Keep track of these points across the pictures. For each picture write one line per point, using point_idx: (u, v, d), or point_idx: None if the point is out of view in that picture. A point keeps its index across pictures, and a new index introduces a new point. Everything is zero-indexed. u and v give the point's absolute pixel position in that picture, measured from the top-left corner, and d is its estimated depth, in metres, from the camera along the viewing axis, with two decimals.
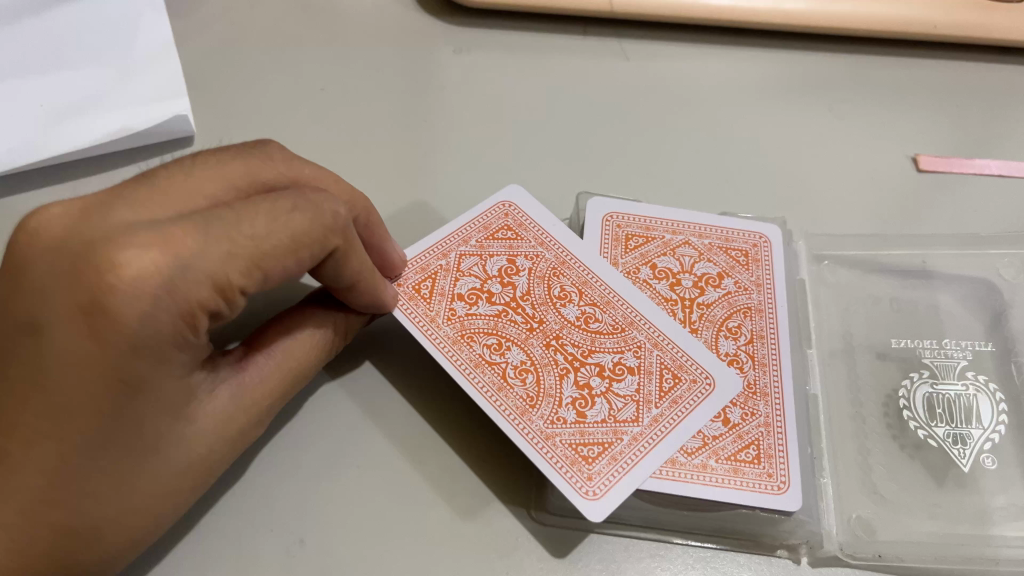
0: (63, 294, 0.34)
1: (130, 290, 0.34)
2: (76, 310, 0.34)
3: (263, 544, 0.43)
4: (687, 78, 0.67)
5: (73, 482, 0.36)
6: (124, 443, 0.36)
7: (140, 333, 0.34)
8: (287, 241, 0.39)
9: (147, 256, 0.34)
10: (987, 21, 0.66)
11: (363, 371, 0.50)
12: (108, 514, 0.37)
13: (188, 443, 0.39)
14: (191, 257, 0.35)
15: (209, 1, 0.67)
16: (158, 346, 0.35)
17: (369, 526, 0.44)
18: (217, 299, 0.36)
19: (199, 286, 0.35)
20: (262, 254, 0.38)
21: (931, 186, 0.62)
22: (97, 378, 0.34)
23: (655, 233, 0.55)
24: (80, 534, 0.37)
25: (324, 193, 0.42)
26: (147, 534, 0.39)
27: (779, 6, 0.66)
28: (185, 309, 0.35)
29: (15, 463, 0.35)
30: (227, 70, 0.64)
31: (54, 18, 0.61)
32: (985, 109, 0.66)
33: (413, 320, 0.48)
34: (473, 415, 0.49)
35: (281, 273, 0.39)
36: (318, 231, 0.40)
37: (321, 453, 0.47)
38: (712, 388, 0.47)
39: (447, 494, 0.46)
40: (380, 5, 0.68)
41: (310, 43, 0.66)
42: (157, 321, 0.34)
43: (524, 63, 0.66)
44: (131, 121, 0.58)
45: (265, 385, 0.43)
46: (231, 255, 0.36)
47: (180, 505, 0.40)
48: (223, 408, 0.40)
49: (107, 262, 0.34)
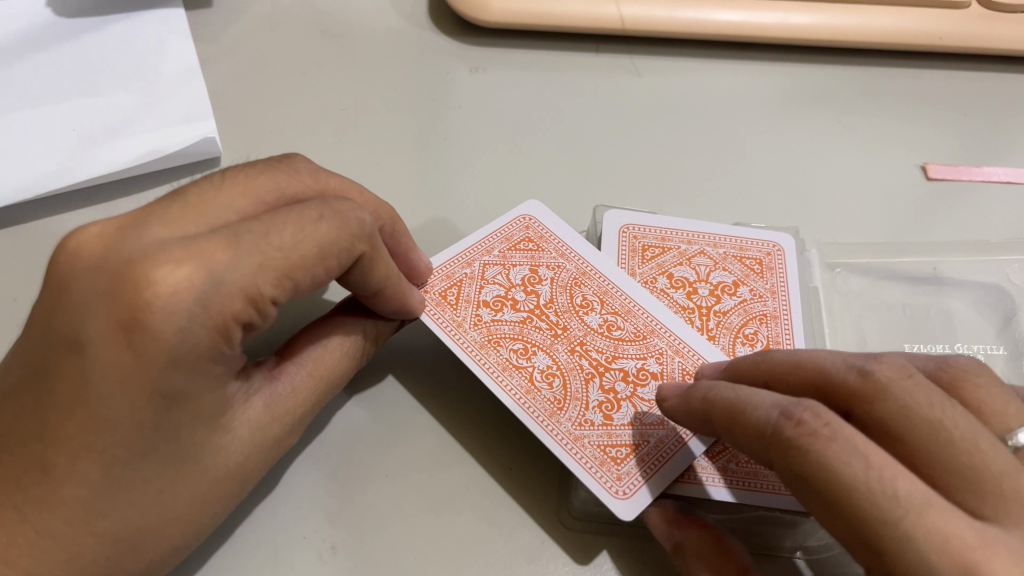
0: (103, 311, 0.36)
1: (167, 304, 0.35)
2: (115, 326, 0.35)
3: (295, 551, 0.45)
4: (698, 93, 0.68)
5: (116, 492, 0.37)
6: (162, 454, 0.38)
7: (178, 348, 0.35)
8: (314, 251, 0.40)
9: (181, 271, 0.35)
10: (991, 31, 0.67)
11: (389, 382, 0.52)
12: (150, 522, 0.38)
13: (223, 453, 0.40)
14: (224, 270, 0.36)
15: (233, 27, 0.70)
16: (195, 359, 0.36)
17: (398, 531, 0.45)
18: (250, 309, 0.38)
19: (232, 297, 0.37)
20: (291, 265, 0.39)
21: (940, 193, 0.63)
22: (139, 391, 0.35)
23: (671, 244, 0.57)
24: (124, 541, 0.38)
25: (349, 203, 0.43)
26: (187, 541, 0.41)
27: (786, 20, 0.67)
28: (220, 322, 0.36)
29: (59, 474, 0.36)
30: (251, 92, 0.66)
31: (86, 45, 0.63)
32: (991, 118, 0.67)
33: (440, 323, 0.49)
34: (496, 424, 0.50)
35: (311, 281, 0.41)
36: (346, 238, 0.42)
37: (352, 462, 0.48)
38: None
39: (473, 500, 0.47)
40: (397, 27, 0.70)
41: (331, 65, 0.68)
42: (193, 334, 0.35)
43: (539, 80, 0.68)
44: (161, 146, 0.60)
45: (299, 392, 0.44)
46: (261, 267, 0.38)
47: (218, 512, 0.41)
48: (257, 418, 0.42)
49: (144, 279, 0.35)
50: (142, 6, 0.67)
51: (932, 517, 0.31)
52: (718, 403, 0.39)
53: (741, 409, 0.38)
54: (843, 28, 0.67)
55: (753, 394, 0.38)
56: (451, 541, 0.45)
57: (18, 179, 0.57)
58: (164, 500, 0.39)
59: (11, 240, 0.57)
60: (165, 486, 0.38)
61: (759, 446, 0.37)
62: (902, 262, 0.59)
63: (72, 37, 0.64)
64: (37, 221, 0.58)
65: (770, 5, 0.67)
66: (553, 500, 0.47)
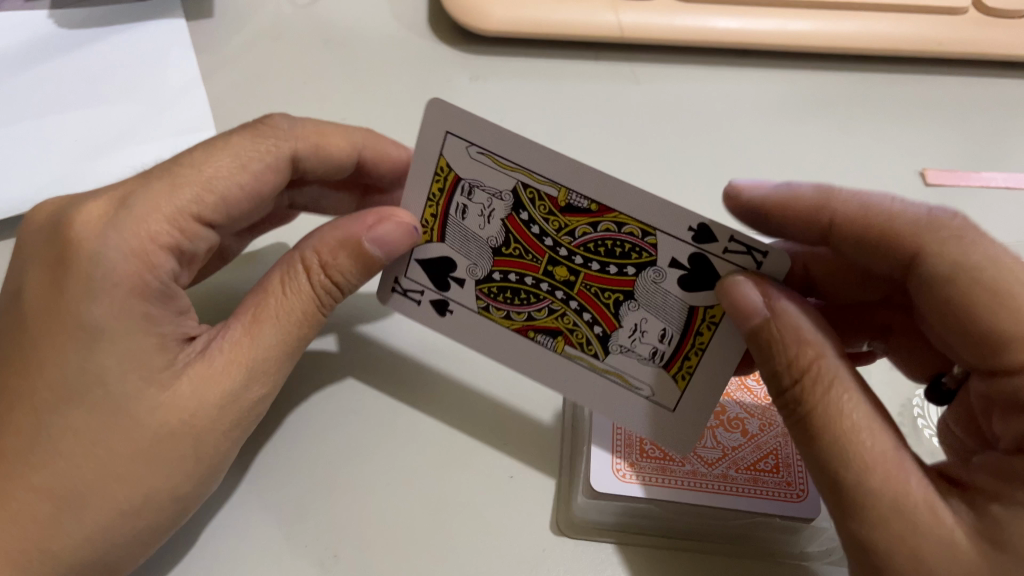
0: (48, 261, 0.44)
1: (88, 236, 0.43)
2: (53, 267, 0.43)
3: (274, 548, 0.47)
4: (697, 99, 0.68)
5: (55, 437, 0.41)
6: (92, 403, 0.41)
7: (95, 269, 0.42)
8: (230, 163, 0.47)
9: (98, 211, 0.44)
10: (990, 37, 0.67)
11: (392, 395, 0.53)
12: (90, 480, 0.41)
13: (160, 412, 0.42)
14: (138, 200, 0.44)
15: (235, 35, 0.70)
16: (114, 282, 0.42)
17: (397, 538, 0.47)
18: (171, 229, 0.44)
19: (149, 218, 0.44)
20: (211, 181, 0.46)
21: (940, 198, 0.63)
22: (64, 328, 0.42)
23: None
24: (64, 498, 0.40)
25: (271, 114, 0.51)
26: (164, 520, 0.43)
27: (785, 27, 0.67)
28: (137, 248, 0.43)
29: (15, 417, 0.41)
30: (251, 101, 0.66)
31: (90, 55, 0.64)
32: (989, 123, 0.67)
33: (501, 171, 0.45)
34: (481, 433, 0.52)
35: (240, 191, 0.47)
36: (263, 138, 0.49)
37: (355, 472, 0.50)
38: (670, 414, 0.48)
39: (444, 502, 0.49)
40: (397, 35, 0.70)
41: (333, 73, 0.68)
42: (111, 261, 0.42)
43: (538, 89, 0.68)
44: (156, 157, 0.60)
45: (244, 338, 0.46)
46: (174, 189, 0.45)
47: (184, 492, 0.44)
48: (200, 377, 0.44)
49: (69, 225, 0.44)
50: (143, 17, 0.67)
51: None
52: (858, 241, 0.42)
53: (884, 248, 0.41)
54: (842, 34, 0.67)
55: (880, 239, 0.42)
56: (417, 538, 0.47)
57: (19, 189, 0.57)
58: (117, 473, 0.41)
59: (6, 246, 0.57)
60: (121, 458, 0.41)
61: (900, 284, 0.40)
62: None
63: (75, 49, 0.64)
64: None
65: (770, 11, 0.67)
66: (553, 499, 0.49)
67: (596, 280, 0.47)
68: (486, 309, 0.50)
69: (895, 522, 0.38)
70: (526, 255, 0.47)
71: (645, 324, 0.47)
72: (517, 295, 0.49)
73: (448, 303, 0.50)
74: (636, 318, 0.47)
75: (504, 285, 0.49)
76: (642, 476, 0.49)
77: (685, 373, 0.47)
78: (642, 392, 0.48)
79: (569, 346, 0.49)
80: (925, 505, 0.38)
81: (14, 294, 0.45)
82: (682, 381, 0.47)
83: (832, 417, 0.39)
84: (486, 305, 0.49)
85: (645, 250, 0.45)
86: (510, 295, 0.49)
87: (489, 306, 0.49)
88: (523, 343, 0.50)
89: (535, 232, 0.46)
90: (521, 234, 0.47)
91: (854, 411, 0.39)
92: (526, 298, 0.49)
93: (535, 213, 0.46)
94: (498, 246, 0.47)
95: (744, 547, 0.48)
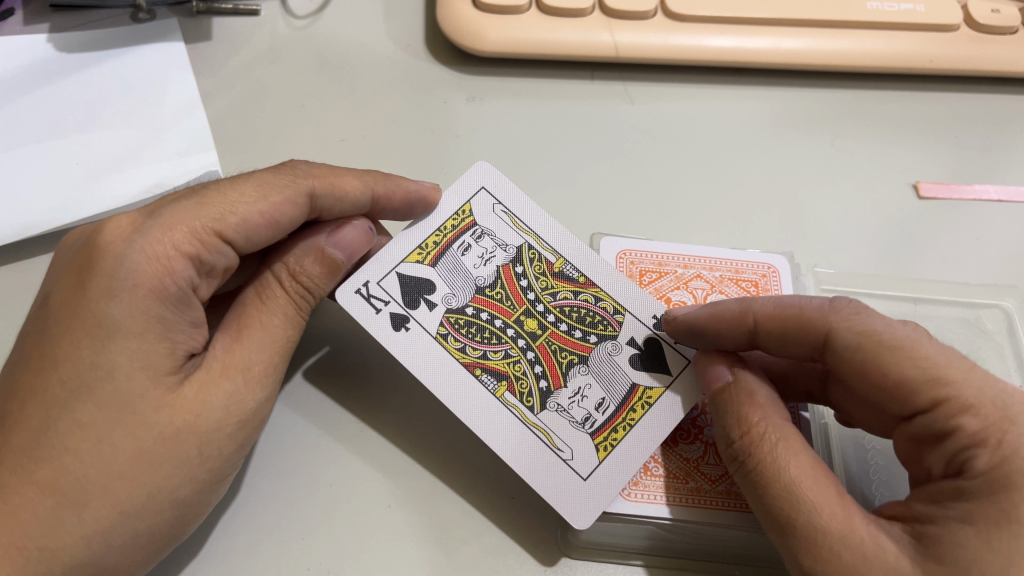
0: (75, 267, 0.45)
1: (113, 240, 0.44)
2: (77, 272, 0.44)
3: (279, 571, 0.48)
4: (691, 118, 0.69)
5: (60, 437, 0.41)
6: (101, 398, 0.42)
7: (117, 273, 0.43)
8: (255, 191, 0.48)
9: (126, 221, 0.46)
10: (984, 53, 0.68)
11: (393, 412, 0.54)
12: (95, 479, 0.41)
13: (164, 415, 0.43)
14: (167, 211, 0.45)
15: (233, 58, 0.70)
16: (134, 283, 0.43)
17: (399, 558, 0.48)
18: (193, 241, 0.45)
19: (175, 228, 0.44)
20: (234, 205, 0.47)
21: (930, 213, 0.65)
22: (82, 324, 0.42)
23: (668, 268, 0.61)
24: (68, 500, 0.41)
25: (291, 161, 0.52)
26: (169, 534, 0.44)
27: (779, 45, 0.68)
28: (161, 255, 0.44)
29: (24, 426, 0.42)
30: (250, 123, 0.67)
31: (90, 78, 0.65)
32: (981, 137, 0.69)
33: (513, 229, 0.57)
34: (486, 454, 0.53)
35: (260, 218, 0.47)
36: (285, 176, 0.49)
37: (355, 490, 0.50)
38: (581, 482, 0.50)
39: (442, 521, 0.50)
40: (393, 56, 0.71)
41: (332, 94, 0.69)
42: (134, 263, 0.43)
43: (534, 109, 0.69)
44: (158, 183, 0.61)
45: (236, 345, 0.46)
46: (200, 206, 0.46)
47: (189, 508, 0.45)
48: (201, 389, 0.44)
49: (98, 231, 0.45)
50: (140, 42, 0.68)
51: (965, 422, 0.41)
52: (768, 322, 0.48)
53: (796, 325, 0.47)
54: (835, 52, 0.68)
55: (803, 317, 0.46)
56: (417, 560, 0.48)
57: (21, 216, 0.58)
58: (118, 471, 0.41)
59: (14, 276, 0.58)
60: (126, 456, 0.42)
61: (838, 365, 0.45)
62: (889, 297, 0.61)
63: (76, 71, 0.65)
64: (41, 254, 0.59)
65: (762, 30, 0.68)
66: (556, 525, 0.51)
67: (558, 339, 0.54)
68: (444, 336, 0.53)
69: (845, 554, 0.40)
70: (505, 300, 0.55)
71: (588, 390, 0.53)
72: (483, 334, 0.53)
73: (407, 319, 0.53)
74: (581, 382, 0.53)
75: (471, 319, 0.54)
76: (644, 494, 0.51)
77: (608, 445, 0.52)
78: (563, 455, 0.51)
79: (509, 393, 0.52)
80: (871, 540, 0.40)
81: (32, 320, 0.46)
82: (602, 452, 0.52)
83: (778, 466, 0.43)
84: (446, 333, 0.53)
85: (610, 324, 0.55)
86: (474, 332, 0.53)
87: (448, 335, 0.53)
88: (467, 377, 0.52)
89: (523, 284, 0.55)
90: (508, 283, 0.55)
91: (797, 464, 0.43)
92: (490, 338, 0.53)
93: (529, 269, 0.56)
94: (484, 286, 0.55)
95: (744, 565, 0.50)
